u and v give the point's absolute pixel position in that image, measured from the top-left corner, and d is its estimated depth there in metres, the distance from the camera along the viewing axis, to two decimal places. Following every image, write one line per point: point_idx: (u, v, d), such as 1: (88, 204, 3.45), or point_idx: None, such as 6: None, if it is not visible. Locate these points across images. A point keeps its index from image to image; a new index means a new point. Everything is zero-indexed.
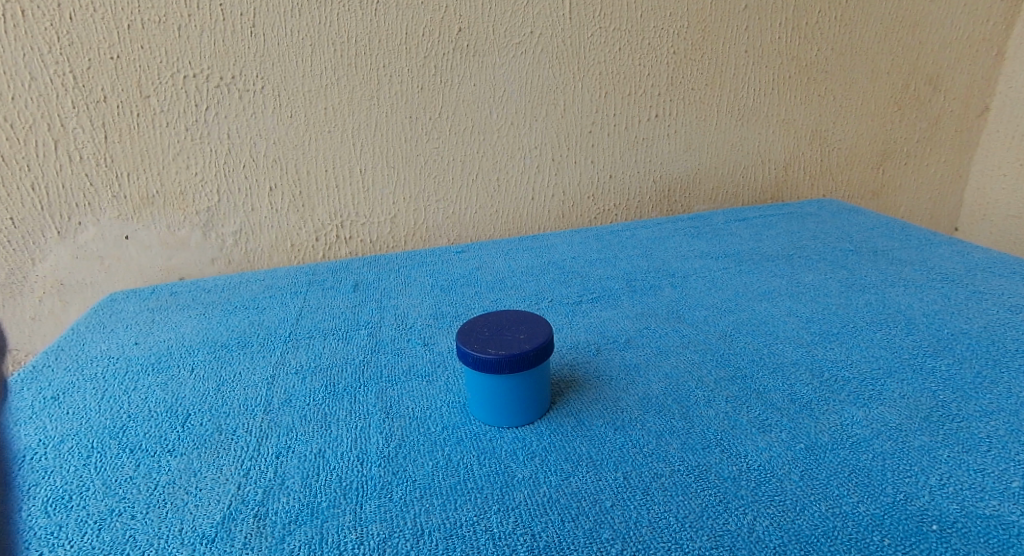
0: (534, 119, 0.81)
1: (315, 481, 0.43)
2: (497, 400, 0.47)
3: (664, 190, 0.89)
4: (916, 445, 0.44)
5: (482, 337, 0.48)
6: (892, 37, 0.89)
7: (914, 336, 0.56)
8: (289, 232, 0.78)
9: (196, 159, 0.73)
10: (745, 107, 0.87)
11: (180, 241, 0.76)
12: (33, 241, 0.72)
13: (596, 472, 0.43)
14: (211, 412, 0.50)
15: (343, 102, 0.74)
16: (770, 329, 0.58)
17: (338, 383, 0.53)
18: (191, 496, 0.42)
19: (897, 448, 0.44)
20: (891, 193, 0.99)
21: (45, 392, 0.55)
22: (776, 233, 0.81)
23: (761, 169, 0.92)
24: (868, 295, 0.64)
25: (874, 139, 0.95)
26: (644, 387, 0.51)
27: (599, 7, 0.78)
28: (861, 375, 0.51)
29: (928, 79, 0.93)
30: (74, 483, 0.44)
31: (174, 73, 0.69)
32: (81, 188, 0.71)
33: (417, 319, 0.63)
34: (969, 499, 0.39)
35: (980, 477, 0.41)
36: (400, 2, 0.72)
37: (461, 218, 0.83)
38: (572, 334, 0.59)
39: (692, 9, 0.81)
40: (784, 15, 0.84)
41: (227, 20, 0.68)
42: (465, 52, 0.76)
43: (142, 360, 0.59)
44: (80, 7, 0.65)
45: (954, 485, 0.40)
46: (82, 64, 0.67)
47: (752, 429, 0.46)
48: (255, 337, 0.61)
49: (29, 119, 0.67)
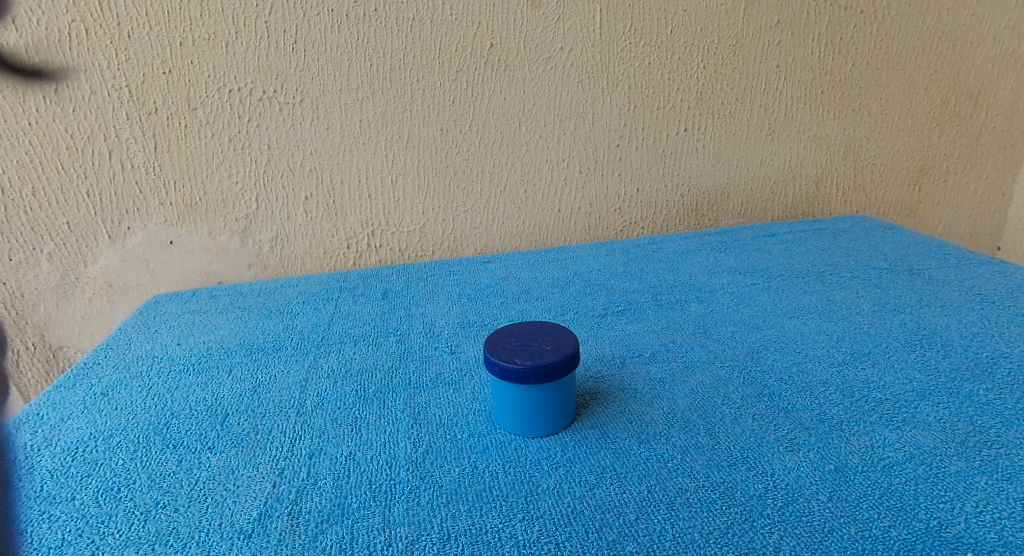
0: (563, 132, 0.82)
1: (346, 482, 0.45)
2: (522, 409, 0.48)
3: (692, 203, 0.90)
4: (952, 471, 0.43)
5: (509, 347, 0.49)
6: (929, 52, 0.88)
7: (951, 359, 0.56)
8: (322, 239, 0.81)
9: (238, 168, 0.75)
10: (776, 121, 0.87)
11: (220, 246, 0.79)
12: (86, 245, 0.75)
13: (620, 484, 0.43)
14: (247, 413, 0.52)
15: (378, 115, 0.76)
16: (798, 347, 0.58)
17: (368, 388, 0.55)
18: (229, 492, 0.44)
19: (932, 473, 0.43)
20: (928, 210, 0.97)
21: (95, 388, 0.57)
22: (806, 249, 0.81)
23: (791, 184, 0.92)
24: (901, 316, 0.63)
25: (910, 155, 0.93)
26: (670, 401, 0.52)
27: (630, 23, 0.79)
28: (893, 397, 0.51)
29: (968, 95, 0.91)
30: (122, 475, 0.46)
31: (220, 87, 0.72)
32: (131, 195, 0.74)
33: (445, 328, 0.64)
34: (1008, 529, 0.39)
35: (1020, 506, 0.40)
36: (434, 19, 0.74)
37: (488, 229, 0.85)
38: (598, 346, 0.60)
39: (724, 24, 0.81)
40: (817, 30, 0.84)
41: (271, 37, 0.71)
42: (496, 67, 0.77)
43: (184, 360, 0.61)
44: (137, 25, 0.68)
45: (991, 513, 0.40)
46: (137, 79, 0.70)
47: (780, 448, 0.46)
48: (289, 341, 0.63)
49: (86, 130, 0.71)
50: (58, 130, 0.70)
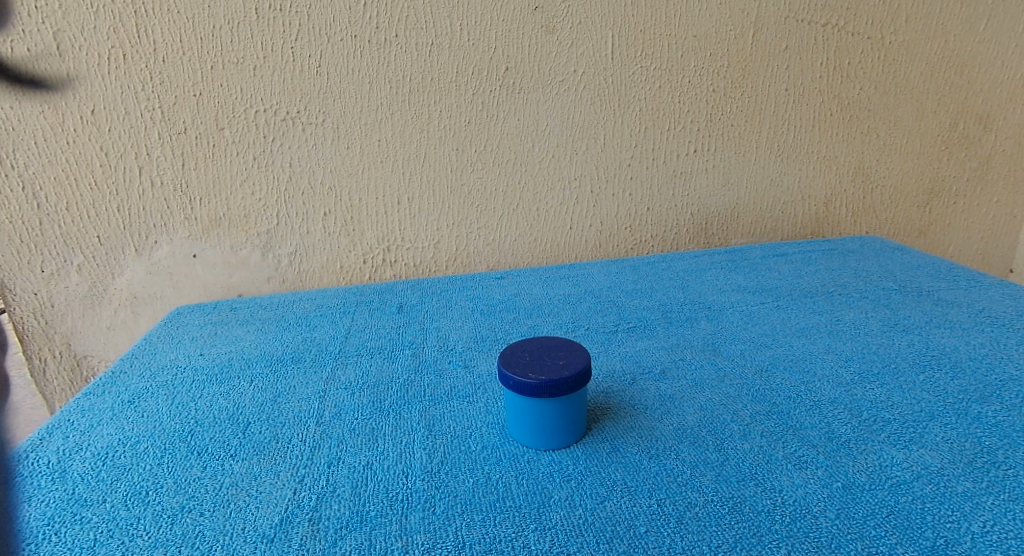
0: (575, 152, 0.84)
1: (364, 491, 0.46)
2: (536, 423, 0.49)
3: (702, 222, 0.91)
4: (959, 491, 0.44)
5: (523, 362, 0.51)
6: (937, 77, 0.90)
7: (960, 380, 0.57)
8: (339, 254, 0.83)
9: (261, 186, 0.78)
10: (785, 143, 0.89)
11: (242, 260, 0.81)
12: (114, 257, 0.78)
13: (631, 498, 0.45)
14: (269, 421, 0.54)
15: (396, 135, 0.79)
16: (807, 366, 0.60)
17: (384, 400, 0.56)
18: (252, 498, 0.46)
19: (939, 492, 0.44)
20: (939, 232, 0.98)
21: (122, 396, 0.60)
22: (815, 269, 0.82)
23: (801, 205, 0.93)
24: (910, 336, 0.64)
25: (920, 177, 0.95)
26: (679, 417, 0.53)
27: (642, 48, 0.81)
28: (901, 417, 0.52)
29: (978, 118, 0.93)
30: (150, 480, 0.48)
31: (247, 108, 0.75)
32: (159, 210, 0.77)
33: (458, 342, 0.66)
34: (1014, 548, 0.40)
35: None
36: (452, 43, 0.76)
37: (500, 246, 0.86)
38: (609, 362, 0.62)
39: (733, 49, 0.83)
40: (825, 55, 0.86)
41: (297, 61, 0.74)
42: (512, 90, 0.80)
43: (207, 370, 0.63)
44: (172, 50, 0.71)
45: (998, 533, 0.41)
46: (169, 101, 0.73)
47: (788, 465, 0.47)
48: (307, 353, 0.65)
49: (120, 149, 0.74)
50: (93, 148, 0.73)
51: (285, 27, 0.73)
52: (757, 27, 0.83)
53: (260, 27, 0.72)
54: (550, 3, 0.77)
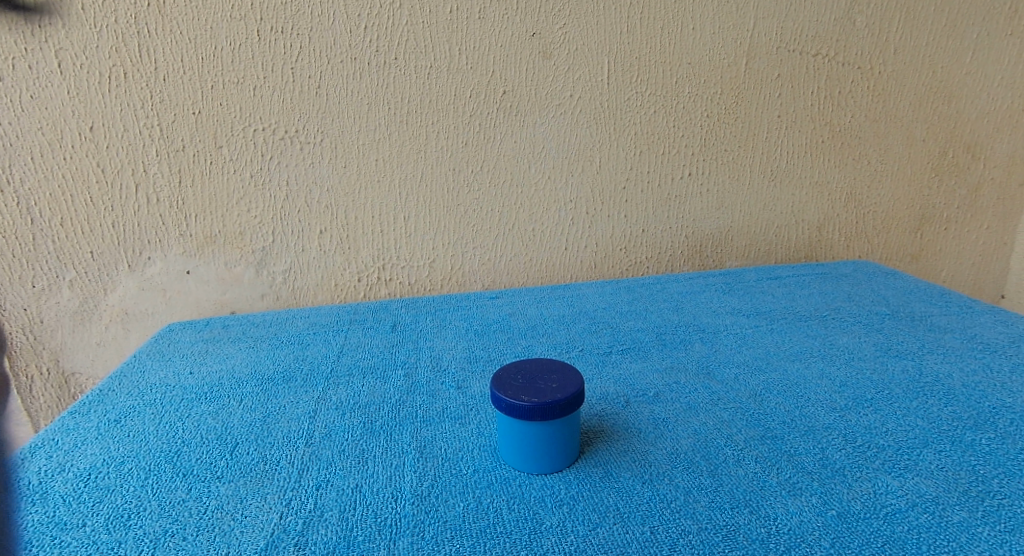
0: (571, 174, 0.85)
1: (352, 515, 0.46)
2: (529, 447, 0.49)
3: (696, 245, 0.92)
4: (955, 521, 0.44)
5: (516, 384, 0.51)
6: (926, 106, 0.91)
7: (954, 407, 0.57)
8: (334, 272, 0.83)
9: (257, 203, 0.78)
10: (778, 168, 0.90)
11: (235, 277, 0.81)
12: (107, 273, 0.77)
13: (624, 524, 0.44)
14: (257, 442, 0.54)
15: (393, 154, 0.79)
16: (801, 391, 0.60)
17: (376, 421, 0.56)
18: (237, 522, 0.45)
19: (934, 522, 0.44)
20: (931, 257, 0.99)
21: (109, 415, 0.59)
22: (809, 293, 0.83)
23: (794, 229, 0.94)
24: (904, 362, 0.65)
25: (911, 203, 0.96)
26: (673, 442, 0.53)
27: (636, 73, 0.82)
28: (896, 444, 0.52)
29: (966, 147, 0.94)
30: (133, 502, 0.47)
31: (246, 126, 0.75)
32: (154, 226, 0.77)
33: (451, 362, 0.66)
34: None
35: None
36: (450, 67, 0.77)
37: (496, 265, 0.87)
38: (602, 384, 0.61)
39: (726, 76, 0.85)
40: (816, 84, 0.87)
41: (296, 82, 0.75)
42: (508, 112, 0.80)
43: (196, 389, 0.63)
44: (173, 69, 0.72)
45: None
46: (168, 118, 0.73)
47: (783, 492, 0.47)
48: (299, 372, 0.65)
49: (117, 165, 0.74)
50: (91, 164, 0.73)
51: (286, 49, 0.73)
52: (749, 55, 0.84)
53: (262, 49, 0.73)
54: (547, 30, 0.78)
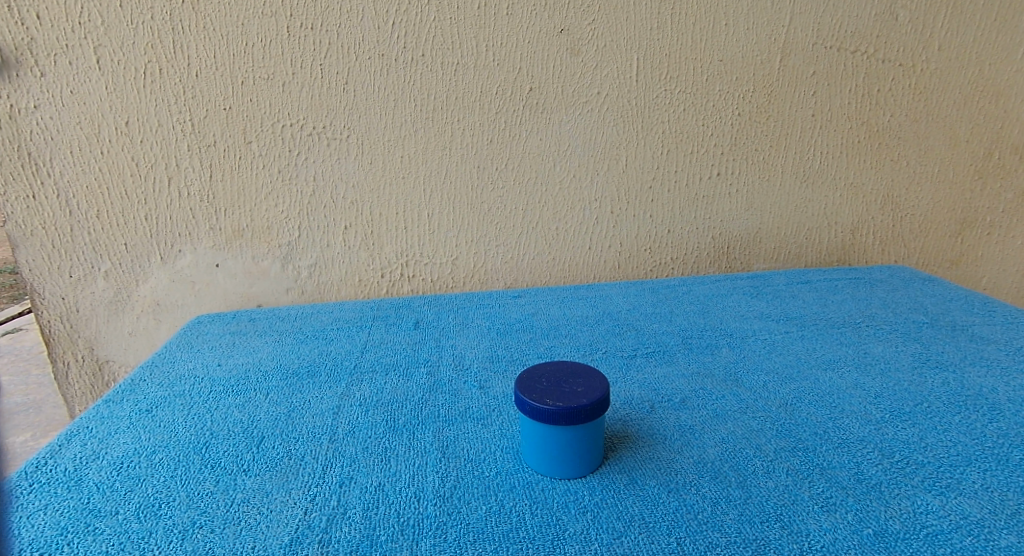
0: (597, 173, 0.84)
1: (374, 513, 0.46)
2: (552, 451, 0.48)
3: (723, 246, 0.90)
4: (1002, 546, 0.42)
5: (540, 387, 0.50)
6: (971, 106, 0.88)
7: (999, 423, 0.55)
8: (358, 268, 0.84)
9: (285, 198, 0.79)
10: (811, 168, 0.88)
11: (263, 271, 0.82)
12: (140, 265, 0.79)
13: (650, 534, 0.44)
14: (282, 436, 0.54)
15: (419, 151, 0.79)
16: (834, 402, 0.58)
17: (397, 419, 0.56)
18: (262, 516, 0.46)
19: (979, 546, 0.42)
20: (971, 263, 0.95)
21: (140, 404, 0.60)
22: (842, 298, 0.80)
23: (827, 231, 0.91)
24: (945, 374, 0.62)
25: (952, 207, 0.92)
26: (699, 450, 0.52)
27: (666, 70, 0.81)
28: (936, 461, 0.50)
29: (1013, 149, 0.90)
30: (163, 492, 0.48)
31: (275, 122, 0.76)
32: (185, 220, 0.78)
33: (473, 361, 0.66)
34: None
35: None
36: (477, 63, 0.77)
37: (519, 263, 0.86)
38: (627, 388, 0.61)
39: (759, 74, 0.83)
40: (854, 82, 0.85)
41: (325, 78, 0.75)
42: (535, 110, 0.80)
43: (224, 381, 0.64)
44: (205, 65, 0.73)
45: None
46: (200, 114, 0.75)
47: (815, 508, 0.46)
48: (323, 367, 0.66)
49: (151, 159, 0.75)
50: (126, 158, 0.75)
51: (315, 46, 0.74)
52: (785, 52, 0.82)
53: (291, 45, 0.74)
54: (575, 26, 0.77)
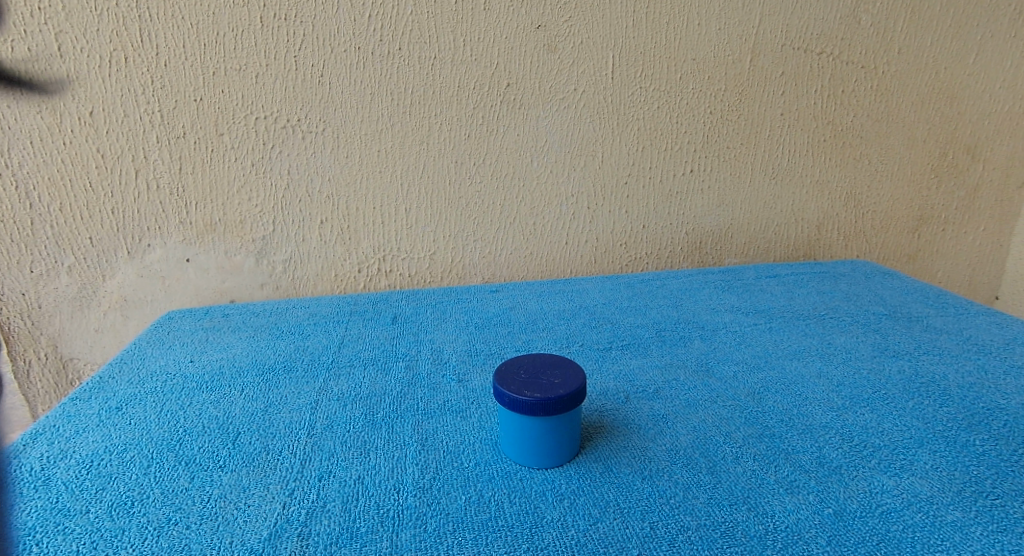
0: (573, 168, 0.84)
1: (354, 506, 0.46)
2: (531, 442, 0.49)
3: (696, 241, 0.92)
4: (949, 521, 0.44)
5: (519, 380, 0.51)
6: (928, 107, 0.91)
7: (950, 408, 0.57)
8: (333, 263, 0.83)
9: (258, 192, 0.78)
10: (779, 165, 0.90)
11: (235, 266, 0.81)
12: (106, 259, 0.77)
13: (623, 519, 0.45)
14: (259, 432, 0.54)
15: (396, 146, 0.79)
16: (800, 390, 0.60)
17: (377, 413, 0.56)
18: (240, 511, 0.45)
19: (929, 522, 0.45)
20: (928, 258, 0.99)
21: (110, 401, 0.59)
22: (808, 292, 0.83)
23: (794, 227, 0.94)
24: (901, 362, 0.65)
25: (910, 204, 0.96)
26: (672, 438, 0.53)
27: (641, 69, 0.82)
28: (892, 444, 0.52)
29: (967, 148, 0.94)
30: (135, 490, 0.47)
31: (247, 114, 0.75)
32: (153, 213, 0.76)
33: (452, 355, 0.66)
34: None
35: None
36: (455, 58, 0.77)
37: (496, 258, 0.87)
38: (602, 380, 0.62)
39: (730, 73, 0.84)
40: (820, 82, 0.87)
41: (299, 70, 0.74)
42: (512, 105, 0.80)
43: (197, 377, 0.63)
44: (175, 55, 0.71)
45: None
46: (169, 105, 0.73)
47: (781, 490, 0.47)
48: (299, 363, 0.65)
49: (117, 151, 0.73)
50: (91, 149, 0.73)
51: (289, 37, 0.73)
52: (754, 52, 0.84)
53: (265, 36, 0.72)
54: (552, 22, 0.78)
